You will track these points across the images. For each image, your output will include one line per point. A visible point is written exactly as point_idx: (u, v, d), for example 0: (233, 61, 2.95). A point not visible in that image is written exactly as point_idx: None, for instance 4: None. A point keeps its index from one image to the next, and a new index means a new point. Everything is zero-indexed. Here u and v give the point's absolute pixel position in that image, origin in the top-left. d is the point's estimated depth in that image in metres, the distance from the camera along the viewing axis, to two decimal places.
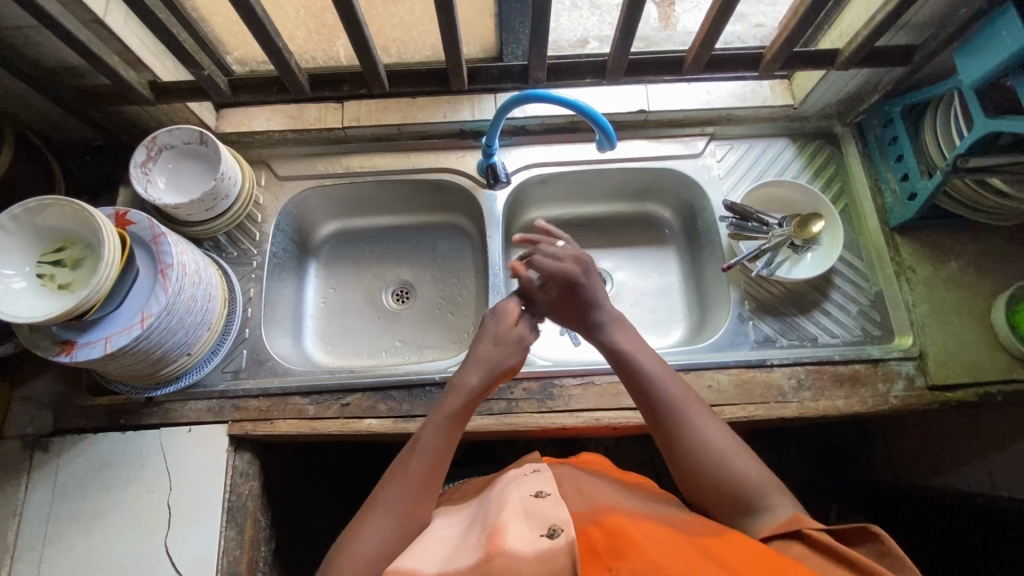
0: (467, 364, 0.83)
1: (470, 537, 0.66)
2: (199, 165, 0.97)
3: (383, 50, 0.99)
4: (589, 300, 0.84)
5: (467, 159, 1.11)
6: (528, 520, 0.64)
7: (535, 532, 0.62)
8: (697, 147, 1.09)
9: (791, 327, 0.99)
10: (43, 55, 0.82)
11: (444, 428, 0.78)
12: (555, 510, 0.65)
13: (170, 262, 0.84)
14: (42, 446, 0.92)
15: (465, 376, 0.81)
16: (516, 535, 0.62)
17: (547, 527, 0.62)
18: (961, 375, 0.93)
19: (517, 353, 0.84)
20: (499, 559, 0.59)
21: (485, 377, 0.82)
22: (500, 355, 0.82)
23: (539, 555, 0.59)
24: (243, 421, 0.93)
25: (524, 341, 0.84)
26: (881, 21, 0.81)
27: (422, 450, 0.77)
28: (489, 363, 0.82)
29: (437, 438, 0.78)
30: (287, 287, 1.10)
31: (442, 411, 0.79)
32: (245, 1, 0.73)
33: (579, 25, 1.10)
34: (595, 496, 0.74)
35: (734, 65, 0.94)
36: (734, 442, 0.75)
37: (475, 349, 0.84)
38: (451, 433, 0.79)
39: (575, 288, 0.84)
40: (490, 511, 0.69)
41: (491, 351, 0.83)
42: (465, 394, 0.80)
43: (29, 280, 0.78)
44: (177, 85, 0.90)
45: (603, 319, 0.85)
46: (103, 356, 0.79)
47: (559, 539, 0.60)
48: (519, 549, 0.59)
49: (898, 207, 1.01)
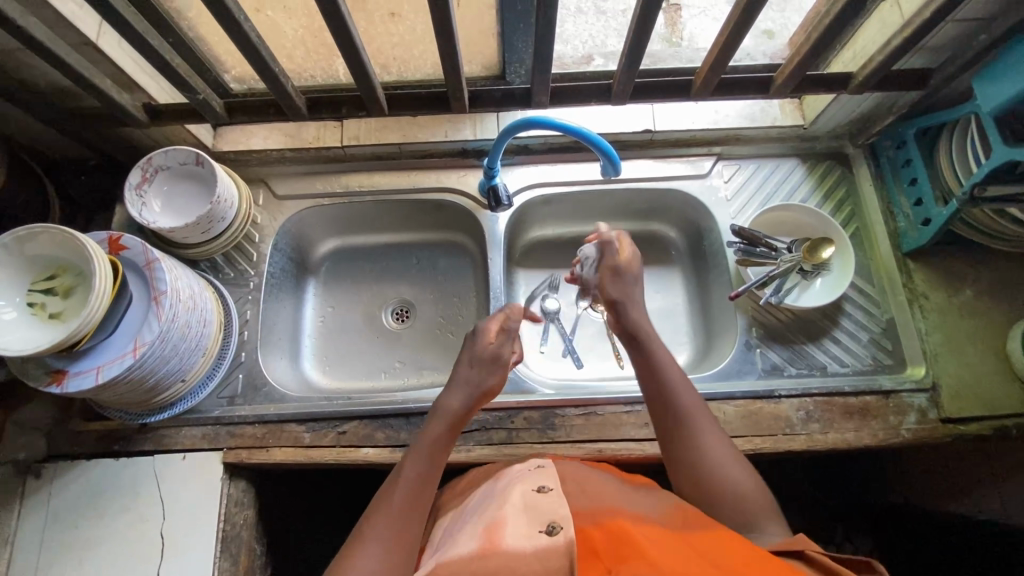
0: (449, 389, 0.82)
1: (469, 530, 0.65)
2: (194, 186, 0.96)
3: (384, 69, 0.97)
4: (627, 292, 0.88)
5: (468, 179, 1.09)
6: (527, 516, 0.64)
7: (533, 530, 0.61)
8: (704, 167, 1.07)
9: (800, 356, 0.96)
10: (37, 77, 0.81)
11: (429, 454, 0.76)
12: (554, 507, 0.64)
13: (163, 289, 0.82)
14: (35, 472, 0.91)
15: (448, 399, 0.81)
16: (514, 532, 0.61)
17: (547, 523, 0.61)
18: (974, 408, 0.91)
19: (495, 373, 0.83)
20: (496, 557, 0.58)
21: (468, 399, 0.81)
22: (477, 377, 0.82)
23: (538, 553, 0.58)
24: (238, 448, 0.92)
25: (501, 360, 0.83)
26: (899, 46, 0.78)
27: (408, 476, 0.74)
28: (467, 386, 0.81)
29: (423, 463, 0.76)
30: (285, 308, 1.08)
31: (427, 436, 0.78)
32: (239, 27, 0.71)
33: (584, 31, 1.07)
34: (597, 496, 0.70)
35: (743, 87, 0.91)
36: (732, 450, 0.75)
37: (456, 374, 0.83)
38: (436, 458, 0.77)
39: (617, 279, 0.88)
40: (491, 505, 0.68)
41: (470, 372, 0.82)
42: (451, 417, 0.79)
43: (19, 309, 0.76)
44: (173, 107, 0.89)
45: (633, 316, 0.85)
46: (94, 387, 0.77)
47: (558, 537, 0.59)
48: (518, 547, 0.59)
49: (911, 232, 0.98)
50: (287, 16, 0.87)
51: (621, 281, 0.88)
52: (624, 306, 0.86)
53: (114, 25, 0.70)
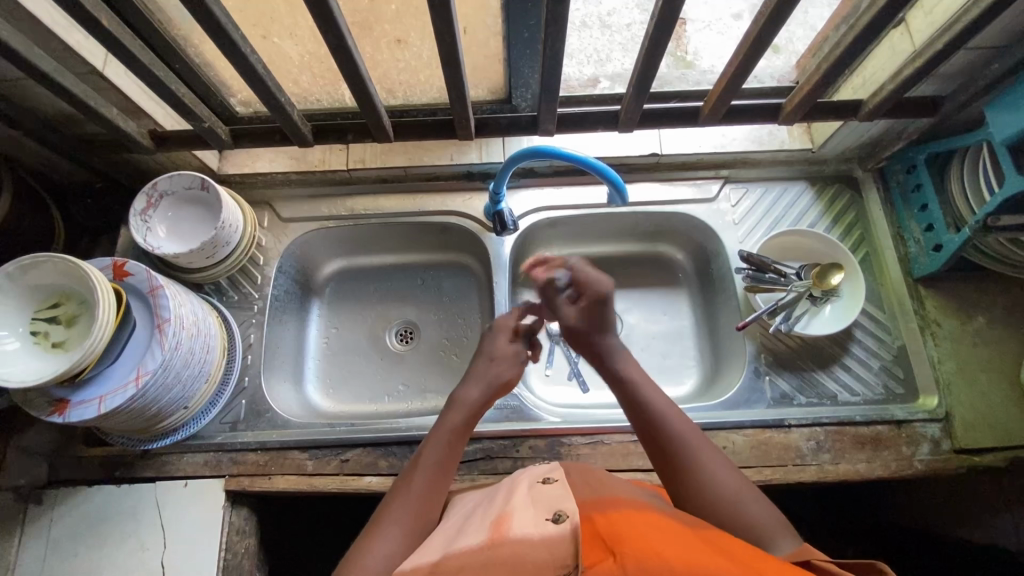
0: (466, 380, 0.81)
1: (472, 523, 0.62)
2: (199, 211, 0.95)
3: (389, 93, 0.96)
4: (602, 326, 0.83)
5: (473, 202, 1.08)
6: (534, 508, 0.61)
7: (540, 517, 0.58)
8: (711, 190, 1.06)
9: (810, 384, 0.95)
10: (45, 104, 0.81)
11: (448, 436, 0.74)
12: (561, 498, 0.61)
13: (167, 316, 0.81)
14: (36, 498, 0.90)
15: (465, 391, 0.79)
16: (521, 522, 0.58)
17: (553, 511, 0.59)
18: (989, 439, 0.89)
19: (513, 366, 0.83)
20: (504, 546, 0.55)
21: (486, 392, 0.80)
22: (494, 367, 0.82)
23: (544, 539, 0.55)
24: (240, 476, 0.91)
25: (520, 355, 0.85)
26: (910, 76, 0.77)
27: (426, 460, 0.72)
28: (486, 378, 0.81)
29: (443, 447, 0.73)
30: (289, 330, 1.07)
31: (447, 422, 0.76)
32: (245, 60, 0.71)
33: (590, 45, 1.09)
34: (608, 487, 0.67)
35: (752, 113, 0.90)
36: (742, 483, 0.68)
37: (475, 366, 0.83)
38: (456, 441, 0.75)
39: (593, 308, 0.82)
40: (495, 502, 0.66)
41: (487, 366, 0.82)
42: (468, 408, 0.78)
43: (22, 340, 0.76)
44: (177, 134, 0.90)
45: (608, 345, 0.82)
46: (95, 417, 0.76)
47: (564, 525, 0.56)
48: (524, 535, 0.56)
49: (922, 257, 0.97)
50: (293, 43, 0.87)
51: (600, 311, 0.82)
52: (601, 335, 0.82)
53: (122, 57, 0.70)
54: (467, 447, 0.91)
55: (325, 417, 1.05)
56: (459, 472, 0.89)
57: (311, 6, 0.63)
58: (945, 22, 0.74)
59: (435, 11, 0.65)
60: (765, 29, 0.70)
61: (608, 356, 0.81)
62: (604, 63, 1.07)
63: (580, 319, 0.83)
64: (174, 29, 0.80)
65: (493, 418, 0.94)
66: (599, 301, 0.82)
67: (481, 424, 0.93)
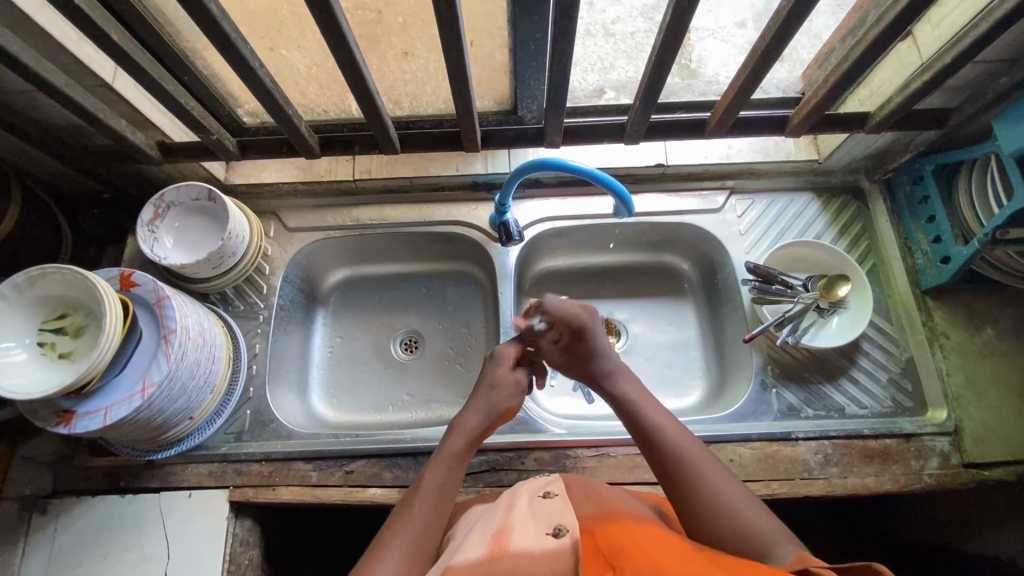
0: (467, 406, 0.81)
1: (472, 538, 0.62)
2: (206, 221, 0.96)
3: (396, 104, 0.96)
4: (589, 353, 0.82)
5: (478, 212, 1.08)
6: (534, 520, 0.61)
7: (540, 531, 0.59)
8: (717, 201, 1.06)
9: (817, 397, 0.94)
10: (55, 116, 0.82)
11: (448, 462, 0.74)
12: (562, 511, 0.62)
13: (173, 327, 0.81)
14: (41, 508, 0.90)
15: (465, 418, 0.79)
16: (521, 536, 0.58)
17: (554, 526, 0.59)
18: (998, 453, 0.88)
19: (515, 396, 0.82)
20: (506, 559, 0.55)
21: (486, 419, 0.79)
22: (495, 395, 0.81)
23: (544, 554, 0.55)
24: (245, 487, 0.91)
25: (521, 385, 0.83)
26: (918, 89, 0.77)
27: (426, 486, 0.72)
28: (486, 408, 0.80)
29: (443, 473, 0.73)
30: (294, 339, 1.07)
31: (447, 447, 0.76)
32: (254, 74, 0.71)
33: (594, 54, 1.09)
34: (608, 501, 0.67)
35: (757, 126, 0.90)
36: (741, 490, 0.68)
37: (475, 392, 0.82)
38: (456, 469, 0.74)
39: (575, 341, 0.82)
40: (495, 514, 0.66)
41: (489, 393, 0.81)
42: (468, 435, 0.77)
43: (30, 351, 0.76)
44: (184, 145, 0.91)
45: (602, 369, 0.81)
46: (101, 428, 0.76)
47: (565, 539, 0.57)
48: (524, 548, 0.56)
49: (931, 269, 0.96)
50: (300, 55, 0.88)
51: (583, 342, 0.82)
52: (593, 362, 0.82)
53: (132, 71, 0.71)
54: (472, 459, 0.90)
55: (330, 427, 1.04)
56: (463, 484, 0.89)
57: (321, 21, 0.64)
58: (953, 36, 0.74)
59: (443, 26, 0.65)
60: (772, 43, 0.70)
61: (604, 380, 0.81)
62: (608, 71, 1.08)
63: (564, 354, 0.84)
64: (183, 42, 0.80)
65: (498, 430, 0.93)
66: (578, 333, 0.82)
67: (486, 435, 0.92)
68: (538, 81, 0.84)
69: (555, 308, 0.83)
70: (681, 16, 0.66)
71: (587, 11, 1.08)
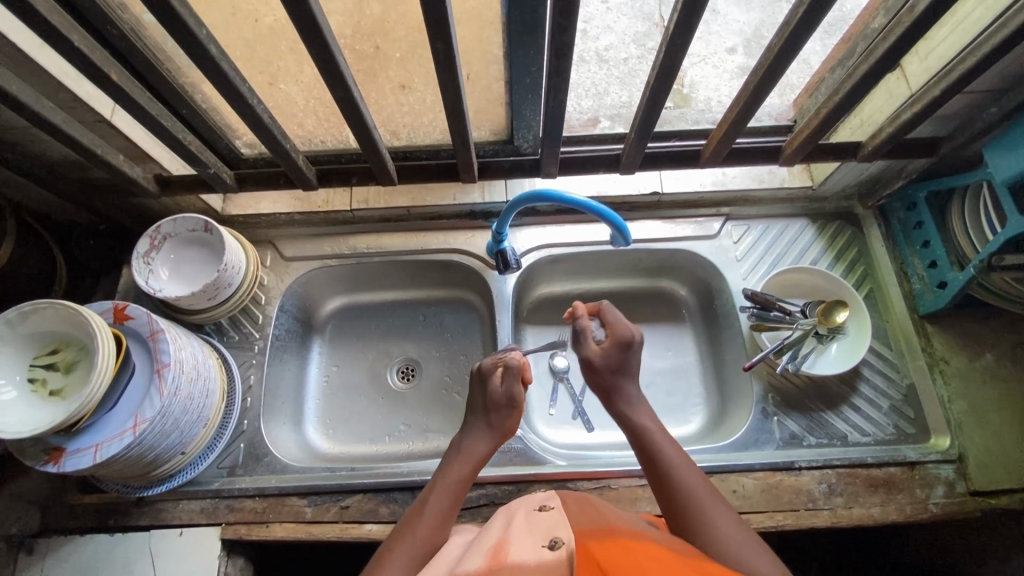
0: (473, 429, 0.82)
1: (471, 553, 0.61)
2: (202, 253, 0.96)
3: (394, 135, 0.96)
4: (625, 369, 0.84)
5: (477, 239, 1.09)
6: (532, 535, 0.60)
7: (538, 544, 0.57)
8: (713, 228, 1.06)
9: (819, 424, 0.93)
10: (51, 150, 0.83)
11: (453, 487, 0.75)
12: (560, 524, 0.60)
13: (166, 361, 0.80)
14: (27, 547, 0.87)
15: (473, 442, 0.80)
16: (519, 549, 0.57)
17: (550, 539, 0.57)
18: (1003, 480, 0.87)
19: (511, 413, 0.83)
20: (503, 569, 0.53)
21: (491, 442, 0.81)
22: (497, 417, 0.82)
23: (540, 564, 0.53)
24: (237, 524, 0.89)
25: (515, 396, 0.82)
26: (908, 120, 0.78)
27: (433, 508, 0.72)
28: (490, 430, 0.81)
29: (450, 497, 0.74)
30: (289, 368, 1.06)
31: (451, 474, 0.76)
32: (253, 112, 0.72)
33: (589, 78, 1.12)
34: (606, 514, 0.66)
35: (753, 155, 0.92)
36: (776, 565, 0.60)
37: (477, 415, 0.83)
38: (461, 493, 0.75)
39: (619, 350, 0.84)
40: (494, 530, 0.65)
41: (484, 416, 0.82)
42: (475, 460, 0.79)
43: (19, 388, 0.75)
44: (182, 177, 0.92)
45: (628, 390, 0.82)
46: (90, 466, 0.74)
47: (561, 551, 0.55)
48: (522, 560, 0.54)
49: (927, 294, 0.96)
50: (299, 88, 0.89)
51: (625, 355, 0.84)
52: (624, 379, 0.83)
53: (132, 109, 0.72)
54: (471, 492, 0.89)
55: (325, 459, 1.02)
56: (463, 519, 0.87)
57: (320, 59, 0.65)
58: (941, 69, 0.75)
59: (441, 63, 0.66)
60: (764, 77, 0.71)
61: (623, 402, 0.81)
62: (602, 96, 1.09)
63: (600, 358, 0.84)
64: (181, 77, 0.81)
65: (498, 462, 0.92)
66: (625, 344, 0.84)
67: (484, 468, 0.91)
68: (533, 112, 0.84)
69: (616, 315, 0.87)
70: (674, 52, 0.67)
71: (582, 40, 1.15)
